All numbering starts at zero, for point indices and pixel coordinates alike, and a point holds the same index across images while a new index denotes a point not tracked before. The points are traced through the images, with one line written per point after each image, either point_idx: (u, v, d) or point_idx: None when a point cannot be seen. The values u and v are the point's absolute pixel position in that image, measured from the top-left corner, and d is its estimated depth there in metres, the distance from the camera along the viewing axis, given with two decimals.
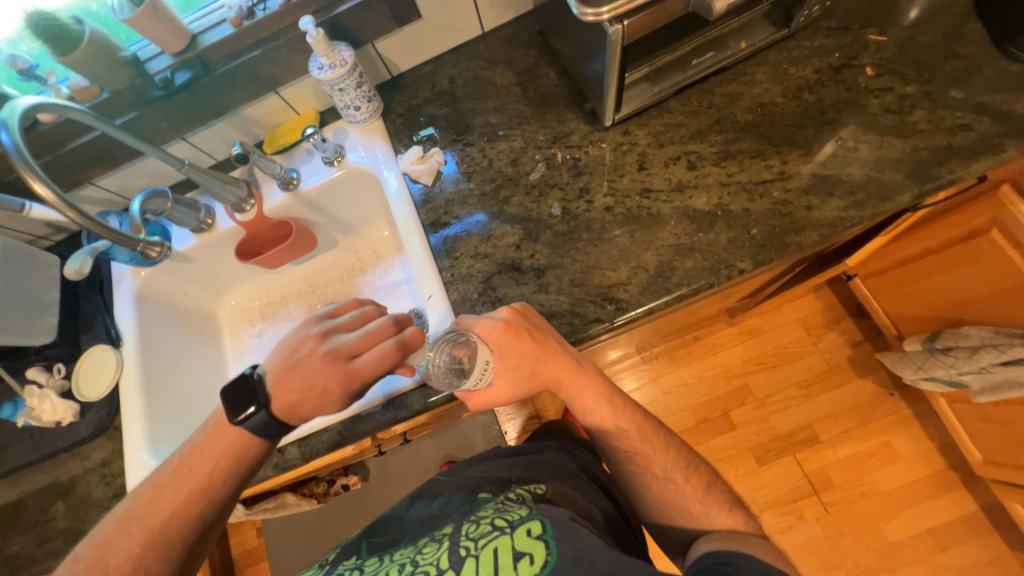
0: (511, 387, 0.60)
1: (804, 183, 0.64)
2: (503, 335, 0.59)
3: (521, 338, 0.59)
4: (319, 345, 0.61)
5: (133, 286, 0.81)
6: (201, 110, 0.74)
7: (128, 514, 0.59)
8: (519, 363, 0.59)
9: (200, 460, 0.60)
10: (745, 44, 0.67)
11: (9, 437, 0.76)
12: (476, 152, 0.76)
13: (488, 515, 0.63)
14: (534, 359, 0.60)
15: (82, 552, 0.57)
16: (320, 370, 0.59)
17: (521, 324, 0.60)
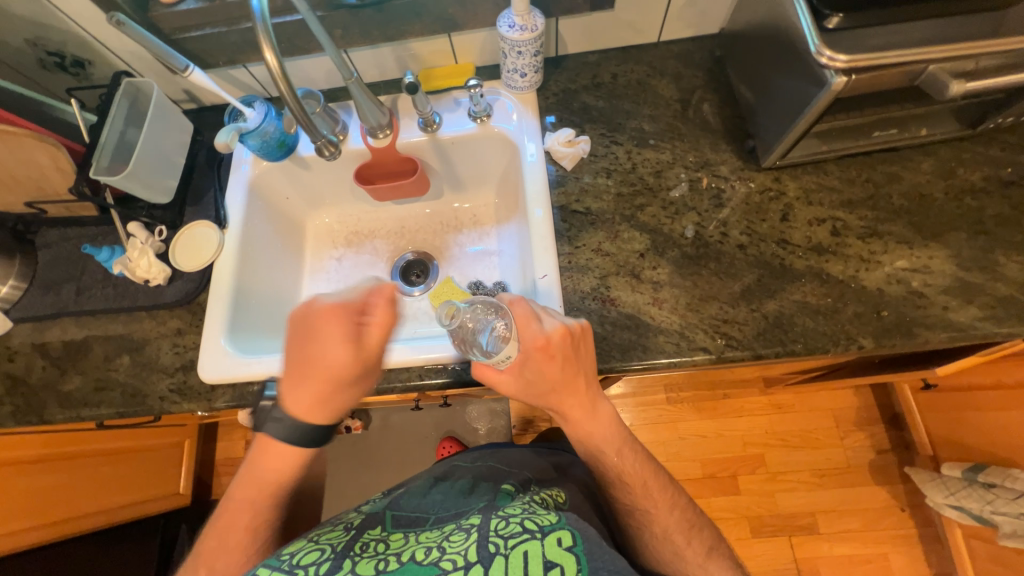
0: (517, 389, 0.56)
1: (944, 282, 0.64)
2: (539, 350, 0.54)
3: (557, 362, 0.54)
4: (310, 330, 0.52)
5: (249, 174, 0.82)
6: (378, 30, 0.75)
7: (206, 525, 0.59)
8: (535, 377, 0.55)
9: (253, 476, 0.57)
10: (925, 132, 0.67)
11: (92, 279, 0.76)
12: (621, 153, 0.76)
13: (518, 514, 0.52)
14: (555, 379, 0.55)
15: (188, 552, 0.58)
16: (324, 353, 0.52)
17: (561, 347, 0.54)
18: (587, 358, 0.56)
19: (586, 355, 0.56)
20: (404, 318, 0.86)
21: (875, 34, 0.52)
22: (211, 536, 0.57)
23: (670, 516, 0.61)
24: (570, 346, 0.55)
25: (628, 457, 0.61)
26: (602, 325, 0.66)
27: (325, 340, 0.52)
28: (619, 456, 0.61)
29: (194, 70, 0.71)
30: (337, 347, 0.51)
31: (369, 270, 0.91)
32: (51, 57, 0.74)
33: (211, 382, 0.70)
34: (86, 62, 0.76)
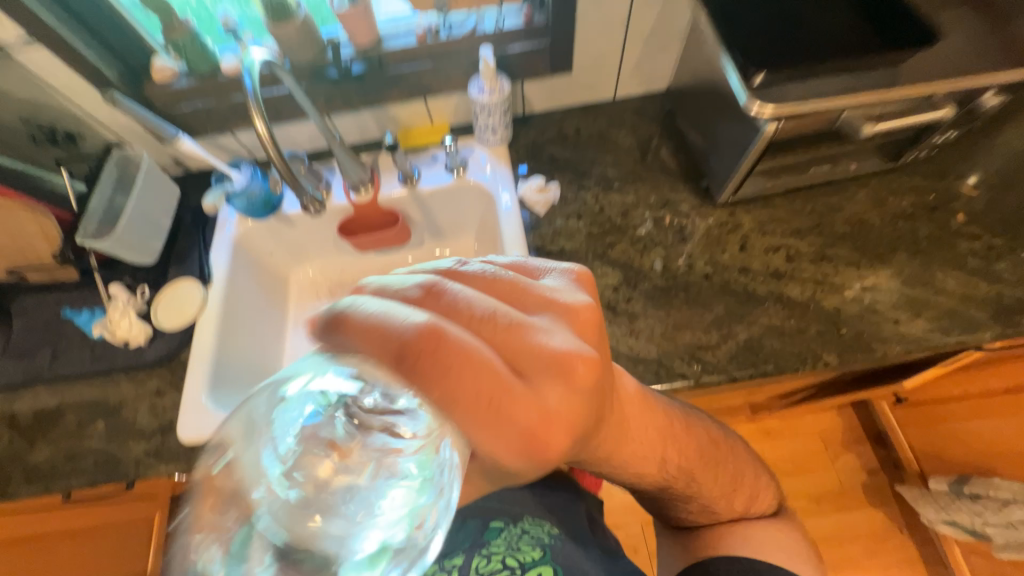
0: (547, 426, 0.32)
1: (892, 298, 0.69)
2: (537, 335, 0.33)
3: (576, 352, 0.34)
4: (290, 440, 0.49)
5: (234, 232, 0.84)
6: (359, 98, 0.81)
7: None
8: (572, 390, 0.33)
9: None
10: (855, 167, 0.75)
11: (68, 344, 0.75)
12: (590, 197, 0.82)
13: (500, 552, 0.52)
14: (588, 382, 0.33)
15: None
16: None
17: (565, 311, 0.36)
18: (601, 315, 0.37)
19: (595, 327, 0.37)
20: None
21: (796, 87, 0.60)
22: None
23: (716, 494, 0.52)
24: (573, 316, 0.35)
25: (674, 456, 0.46)
26: None
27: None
28: (667, 462, 0.46)
29: (183, 138, 0.75)
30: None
31: None
32: (41, 132, 0.76)
33: (190, 442, 0.68)
34: (75, 135, 0.78)
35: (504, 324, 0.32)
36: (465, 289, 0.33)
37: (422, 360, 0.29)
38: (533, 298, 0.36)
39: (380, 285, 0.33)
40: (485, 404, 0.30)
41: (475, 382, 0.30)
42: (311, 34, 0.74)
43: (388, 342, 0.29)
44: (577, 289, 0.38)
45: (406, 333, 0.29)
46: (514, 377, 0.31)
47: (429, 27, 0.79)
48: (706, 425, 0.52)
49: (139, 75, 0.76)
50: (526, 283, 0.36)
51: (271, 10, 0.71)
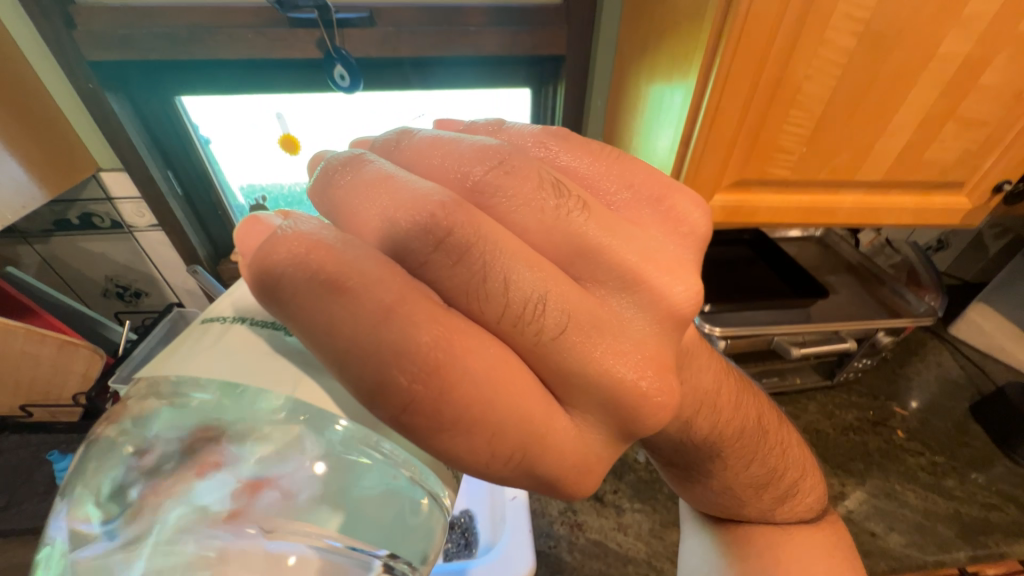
0: (578, 472, 0.25)
1: (864, 509, 0.73)
2: (588, 343, 0.23)
3: (640, 374, 0.24)
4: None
5: None
6: None
7: None
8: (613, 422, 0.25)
9: None
10: (800, 380, 0.90)
11: (28, 493, 0.70)
12: None
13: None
14: (645, 421, 0.25)
15: None
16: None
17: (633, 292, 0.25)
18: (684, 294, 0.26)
19: (674, 315, 0.26)
20: None
21: (735, 315, 0.78)
22: None
23: (746, 478, 0.45)
24: (636, 297, 0.25)
25: (726, 407, 0.40)
26: (573, 553, 0.67)
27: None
28: (710, 417, 0.39)
29: None
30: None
31: None
32: (117, 288, 0.91)
33: None
34: (143, 294, 0.93)
35: (546, 329, 0.23)
36: (495, 254, 0.23)
37: (420, 398, 0.21)
38: (599, 262, 0.25)
39: (368, 178, 0.23)
40: (504, 459, 0.23)
41: (493, 429, 0.22)
42: None
43: (366, 351, 0.20)
44: (664, 265, 0.25)
45: (396, 347, 0.20)
46: (545, 401, 0.23)
47: None
48: (756, 400, 0.44)
49: (221, 255, 0.94)
50: (595, 239, 0.24)
51: None
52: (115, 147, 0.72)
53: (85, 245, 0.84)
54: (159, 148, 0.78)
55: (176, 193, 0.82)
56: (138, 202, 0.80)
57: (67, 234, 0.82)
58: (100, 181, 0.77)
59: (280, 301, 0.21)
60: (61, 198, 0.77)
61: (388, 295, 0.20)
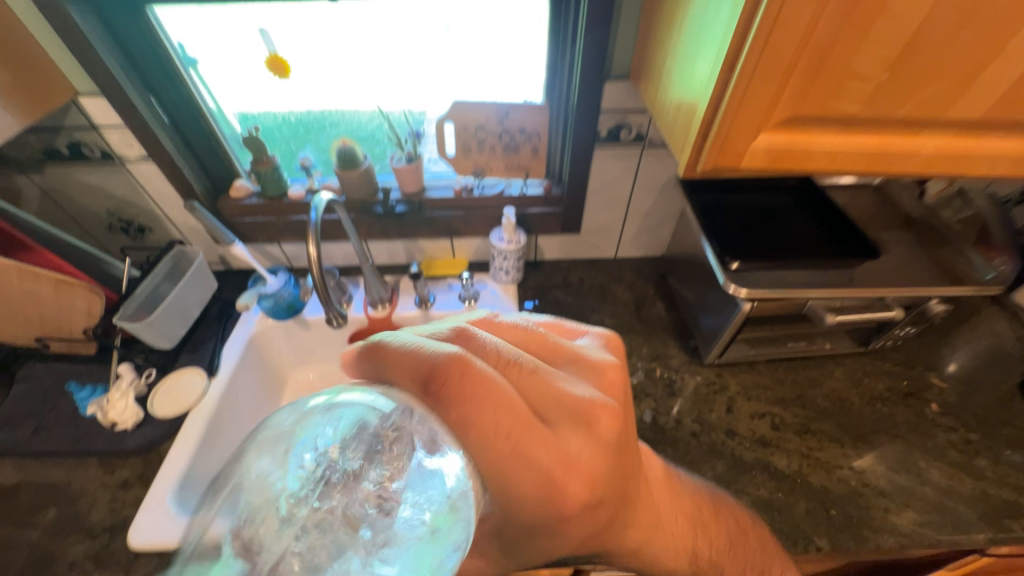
0: None
1: (880, 483, 0.70)
2: (551, 380, 0.41)
3: (591, 394, 0.42)
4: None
5: (253, 329, 0.90)
6: (396, 230, 0.94)
7: None
8: (590, 435, 0.40)
9: None
10: (829, 345, 0.82)
11: (54, 419, 0.75)
12: None
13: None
14: (601, 423, 0.41)
15: None
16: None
17: (595, 415, 0.43)
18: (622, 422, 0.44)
19: None
20: None
21: (766, 274, 0.70)
22: None
23: None
24: (592, 369, 0.44)
25: (701, 527, 0.52)
26: None
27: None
28: (645, 536, 0.48)
29: (238, 243, 0.86)
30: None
31: None
32: (121, 223, 0.89)
33: (140, 548, 0.63)
34: (147, 229, 0.91)
35: (522, 368, 0.40)
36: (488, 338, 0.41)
37: None
38: (549, 353, 0.45)
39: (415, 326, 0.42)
40: None
41: (496, 399, 0.36)
42: (370, 180, 0.87)
43: (421, 363, 0.36)
44: (587, 353, 0.46)
45: (440, 356, 0.36)
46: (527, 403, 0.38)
47: (466, 185, 0.92)
48: (735, 512, 0.56)
49: (218, 191, 0.90)
50: (545, 341, 0.45)
51: (340, 159, 0.83)
52: (88, 68, 0.66)
53: (80, 177, 0.81)
54: (137, 71, 0.71)
55: (161, 121, 0.76)
56: (125, 131, 0.75)
57: (60, 165, 0.79)
58: (80, 107, 0.72)
59: (372, 357, 0.38)
60: (45, 126, 0.73)
61: (450, 372, 0.36)
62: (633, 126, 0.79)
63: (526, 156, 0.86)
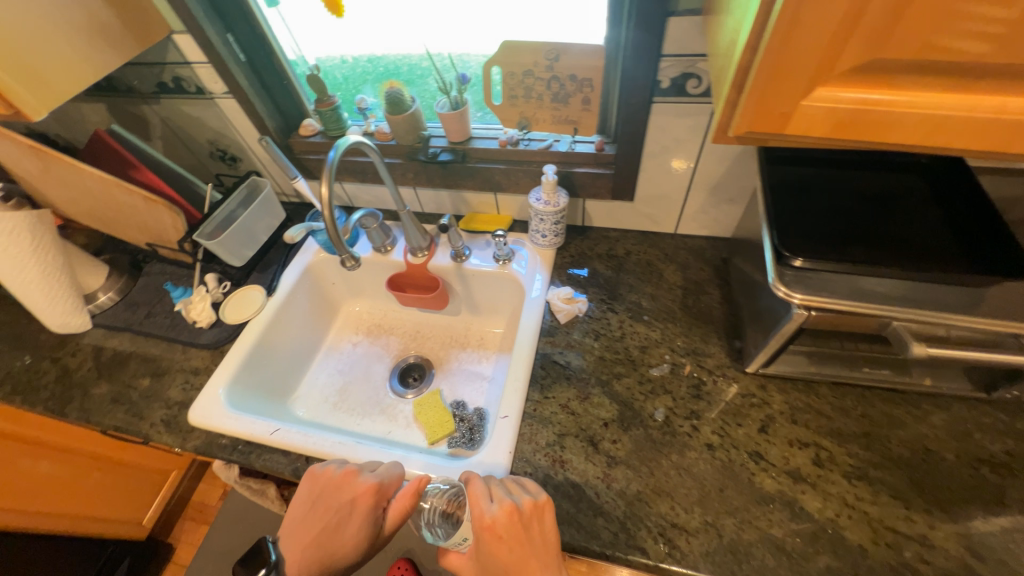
0: None
1: (948, 564, 0.54)
2: (512, 485, 0.59)
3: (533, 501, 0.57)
4: (332, 480, 0.62)
5: (310, 259, 0.99)
6: (441, 179, 0.92)
7: (319, 530, 0.60)
8: (514, 535, 0.54)
9: (346, 492, 0.61)
10: (930, 382, 0.63)
11: (160, 310, 0.93)
12: (615, 320, 0.81)
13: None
14: (536, 525, 0.55)
15: (316, 543, 0.60)
16: (337, 496, 0.61)
17: (511, 527, 0.54)
18: (550, 543, 0.54)
19: None
20: (385, 416, 0.93)
21: (838, 279, 0.55)
22: (334, 532, 0.60)
23: None
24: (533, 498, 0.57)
25: None
26: (546, 486, 0.64)
27: (332, 537, 0.60)
28: None
29: (300, 177, 0.92)
30: (334, 549, 0.59)
31: (374, 362, 1.02)
32: (218, 151, 1.03)
33: (194, 423, 0.77)
34: (238, 159, 1.04)
35: (495, 487, 0.58)
36: (492, 480, 0.60)
37: None
38: (521, 484, 0.60)
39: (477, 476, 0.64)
40: None
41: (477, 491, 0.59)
42: (416, 126, 0.86)
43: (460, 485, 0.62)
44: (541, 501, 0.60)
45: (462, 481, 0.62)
46: (485, 495, 0.57)
47: (511, 136, 0.85)
48: None
49: (291, 128, 0.97)
50: (513, 480, 0.61)
51: (388, 102, 0.82)
52: (175, 9, 0.73)
53: (185, 109, 0.94)
54: (217, 11, 0.77)
55: (240, 60, 0.83)
56: (209, 68, 0.83)
57: (170, 97, 0.91)
58: (177, 45, 0.81)
59: None
60: (155, 61, 0.85)
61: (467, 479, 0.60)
62: (702, 76, 0.65)
63: (575, 108, 0.77)
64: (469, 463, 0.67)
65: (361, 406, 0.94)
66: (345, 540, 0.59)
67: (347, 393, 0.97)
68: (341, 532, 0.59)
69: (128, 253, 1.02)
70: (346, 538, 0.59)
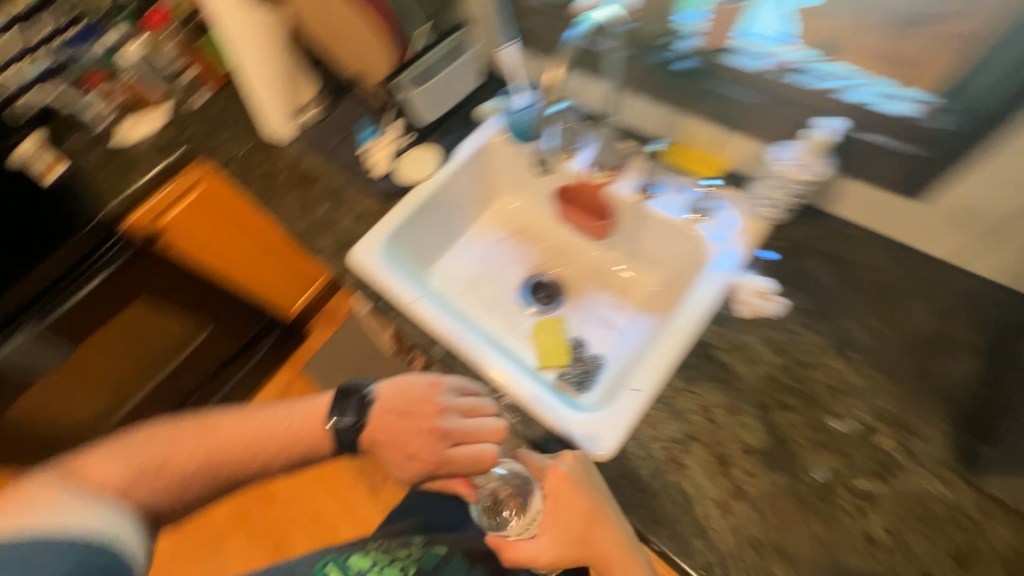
0: None
1: None
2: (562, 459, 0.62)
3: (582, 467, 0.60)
4: (434, 404, 0.65)
5: (488, 139, 0.93)
6: (674, 92, 0.76)
7: (394, 433, 0.64)
8: (579, 490, 0.58)
9: (437, 427, 0.63)
10: None
11: (348, 145, 0.98)
12: (809, 341, 0.64)
13: (380, 560, 0.69)
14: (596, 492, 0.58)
15: (384, 436, 0.65)
16: (429, 423, 0.64)
17: (573, 473, 0.59)
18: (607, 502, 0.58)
19: None
20: (506, 322, 0.93)
21: None
22: (405, 442, 0.63)
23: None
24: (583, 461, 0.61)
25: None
26: (653, 478, 0.59)
27: (400, 446, 0.64)
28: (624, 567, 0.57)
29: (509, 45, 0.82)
30: (395, 454, 0.64)
31: (511, 265, 1.00)
32: None
33: (353, 262, 0.84)
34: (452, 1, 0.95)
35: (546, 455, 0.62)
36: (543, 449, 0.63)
37: None
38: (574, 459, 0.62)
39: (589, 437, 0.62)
40: None
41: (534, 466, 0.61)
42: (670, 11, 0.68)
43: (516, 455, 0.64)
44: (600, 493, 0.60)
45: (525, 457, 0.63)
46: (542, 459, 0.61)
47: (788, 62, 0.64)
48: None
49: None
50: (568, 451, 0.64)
51: None
52: None
53: None
54: None
55: None
56: None
57: None
58: None
59: None
60: None
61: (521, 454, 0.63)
62: None
63: None
64: (581, 415, 0.64)
65: (488, 303, 0.96)
66: (409, 455, 0.63)
67: (479, 285, 0.98)
68: (407, 449, 0.63)
69: (334, 78, 1.06)
70: (410, 455, 0.63)
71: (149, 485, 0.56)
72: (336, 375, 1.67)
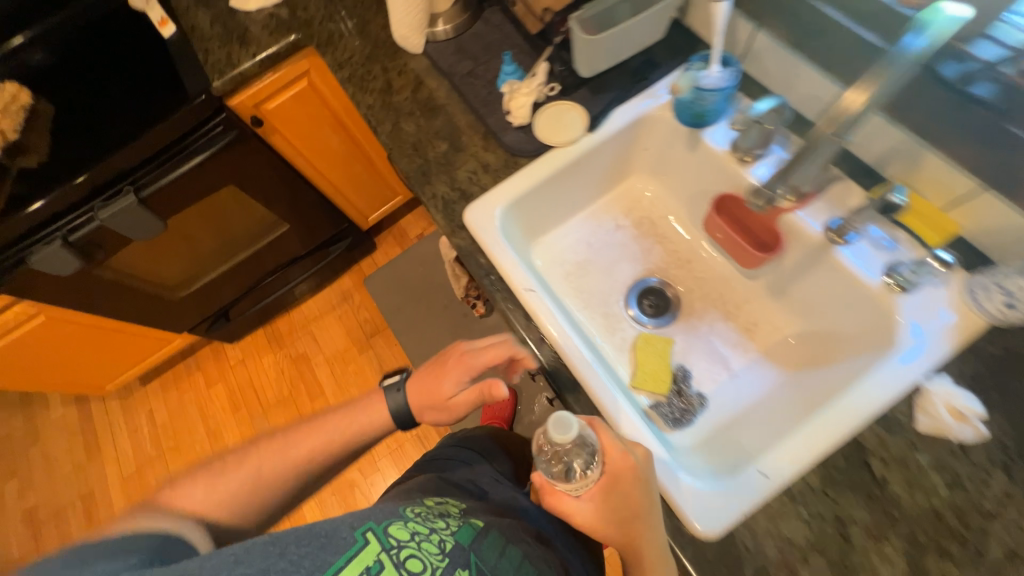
0: None
1: None
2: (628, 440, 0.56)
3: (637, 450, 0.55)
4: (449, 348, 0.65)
5: (650, 110, 0.77)
6: (935, 121, 0.57)
7: (430, 383, 0.64)
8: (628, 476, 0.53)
9: (464, 356, 0.63)
10: None
11: (484, 77, 0.85)
12: (998, 486, 0.52)
13: (418, 532, 0.49)
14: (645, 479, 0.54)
15: (423, 396, 0.64)
16: (452, 359, 0.64)
17: (649, 495, 0.53)
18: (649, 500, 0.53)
19: None
20: (606, 325, 0.84)
21: None
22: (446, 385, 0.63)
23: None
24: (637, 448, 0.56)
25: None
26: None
27: (442, 392, 0.63)
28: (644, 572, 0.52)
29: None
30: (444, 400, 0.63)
31: (626, 261, 0.87)
32: None
33: (466, 222, 0.75)
34: None
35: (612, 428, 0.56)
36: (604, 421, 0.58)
37: None
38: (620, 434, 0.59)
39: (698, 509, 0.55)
40: None
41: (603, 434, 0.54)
42: None
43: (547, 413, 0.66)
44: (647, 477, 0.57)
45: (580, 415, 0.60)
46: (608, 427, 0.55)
47: None
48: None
49: None
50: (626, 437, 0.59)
51: None
52: None
53: None
54: None
55: None
56: None
57: None
58: None
59: None
60: None
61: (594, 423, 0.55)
62: None
63: None
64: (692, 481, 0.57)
65: (591, 296, 0.85)
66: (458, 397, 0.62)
67: (585, 273, 0.87)
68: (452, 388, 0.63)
69: None
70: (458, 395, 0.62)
71: (235, 501, 0.54)
72: (395, 301, 1.66)
